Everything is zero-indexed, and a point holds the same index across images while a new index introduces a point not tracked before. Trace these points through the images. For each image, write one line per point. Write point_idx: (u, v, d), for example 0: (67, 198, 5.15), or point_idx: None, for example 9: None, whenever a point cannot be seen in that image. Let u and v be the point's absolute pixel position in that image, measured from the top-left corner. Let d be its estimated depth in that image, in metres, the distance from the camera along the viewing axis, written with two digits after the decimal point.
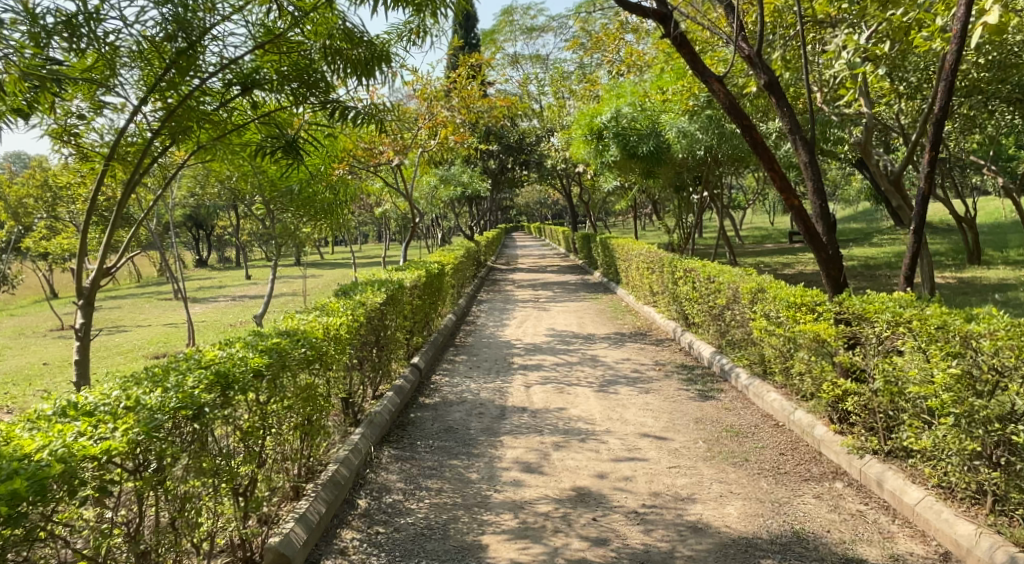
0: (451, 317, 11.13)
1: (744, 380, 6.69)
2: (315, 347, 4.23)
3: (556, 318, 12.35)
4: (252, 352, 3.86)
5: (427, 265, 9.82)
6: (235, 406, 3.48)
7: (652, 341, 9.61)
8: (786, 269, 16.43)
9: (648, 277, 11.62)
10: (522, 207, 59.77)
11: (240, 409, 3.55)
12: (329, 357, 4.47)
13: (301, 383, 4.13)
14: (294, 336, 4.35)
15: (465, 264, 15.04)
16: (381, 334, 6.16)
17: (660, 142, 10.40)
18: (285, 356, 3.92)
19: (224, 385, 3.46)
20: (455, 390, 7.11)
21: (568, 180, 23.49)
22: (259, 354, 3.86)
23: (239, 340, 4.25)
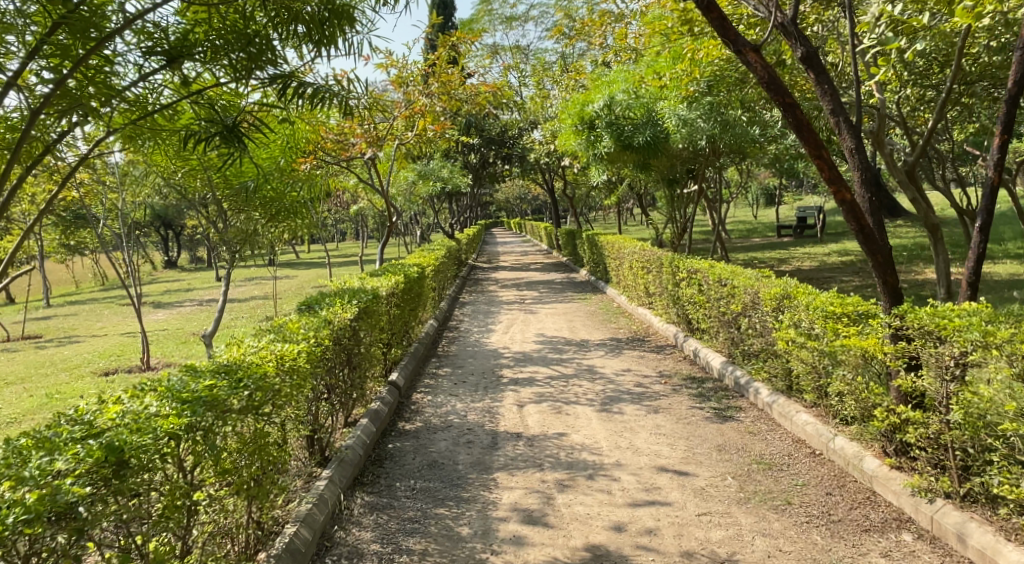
0: (432, 323, 10.31)
1: (767, 398, 5.94)
2: (264, 386, 3.51)
3: (545, 321, 11.54)
4: (168, 408, 3.17)
5: (406, 268, 8.97)
6: (132, 489, 2.83)
7: (652, 349, 8.84)
8: (782, 265, 15.76)
9: (644, 278, 10.87)
10: (502, 203, 58.83)
11: (151, 487, 2.93)
12: (285, 397, 3.70)
13: (246, 434, 3.43)
14: (235, 374, 3.60)
15: (446, 265, 14.21)
16: (354, 353, 5.32)
17: (658, 133, 9.60)
18: (217, 406, 3.23)
19: (116, 466, 2.79)
20: (439, 411, 6.27)
21: (552, 175, 22.65)
22: (179, 409, 3.15)
23: (163, 380, 3.53)
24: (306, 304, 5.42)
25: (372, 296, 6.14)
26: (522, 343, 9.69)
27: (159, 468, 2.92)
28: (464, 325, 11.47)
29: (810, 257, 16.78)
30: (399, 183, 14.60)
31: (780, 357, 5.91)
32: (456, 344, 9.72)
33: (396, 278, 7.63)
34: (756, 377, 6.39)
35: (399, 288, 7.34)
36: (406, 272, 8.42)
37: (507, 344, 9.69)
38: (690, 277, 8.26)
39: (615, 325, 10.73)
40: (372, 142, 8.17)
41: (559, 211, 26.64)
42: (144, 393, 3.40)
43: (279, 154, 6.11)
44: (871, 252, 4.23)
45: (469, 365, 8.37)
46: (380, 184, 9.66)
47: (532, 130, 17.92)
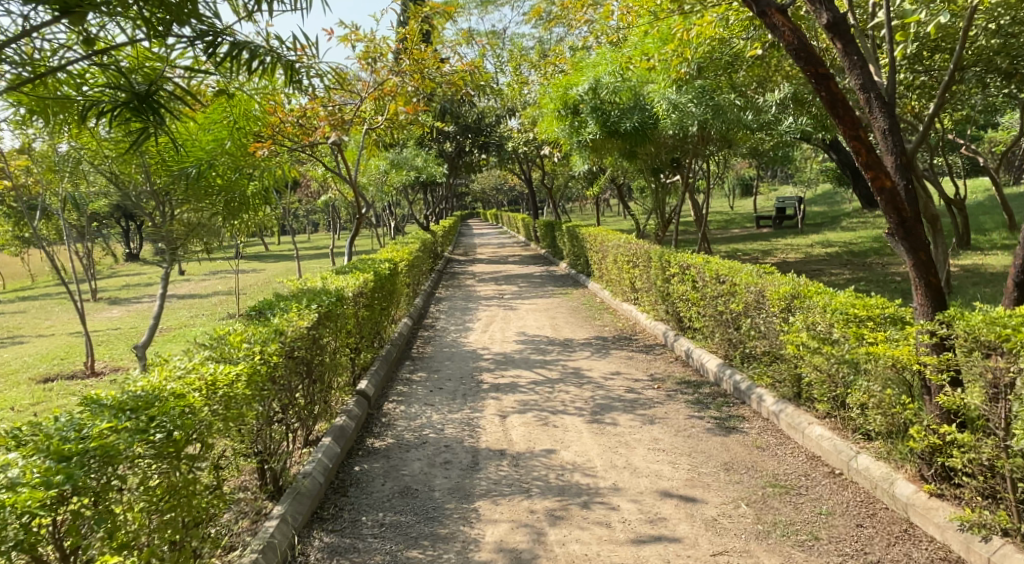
0: (406, 322, 9.71)
1: (773, 406, 5.40)
2: (186, 423, 3.06)
3: (526, 319, 10.96)
4: (44, 465, 2.66)
5: (376, 264, 8.32)
6: None
7: (640, 349, 8.30)
8: (766, 256, 15.32)
9: (630, 272, 10.33)
10: (478, 194, 58.06)
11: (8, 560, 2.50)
12: (212, 431, 3.20)
13: (155, 484, 2.95)
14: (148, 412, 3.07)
15: (421, 259, 13.55)
16: (312, 365, 4.67)
17: (646, 119, 9.03)
18: (111, 455, 2.76)
19: None
20: (412, 425, 5.65)
21: (529, 164, 22.03)
22: (55, 467, 2.65)
23: (57, 416, 3.01)
24: (256, 311, 4.77)
25: (338, 297, 5.50)
26: (503, 343, 9.09)
27: (4, 550, 2.48)
28: (440, 323, 10.86)
29: (795, 248, 16.36)
30: (370, 172, 13.90)
31: (789, 363, 5.37)
32: (431, 344, 9.13)
33: (366, 276, 7.00)
34: (759, 382, 5.85)
35: (367, 286, 6.70)
36: (377, 269, 7.79)
37: (486, 344, 9.08)
38: (682, 272, 7.73)
39: (599, 322, 10.18)
40: (336, 126, 7.45)
41: (536, 202, 26.04)
42: (15, 440, 2.85)
43: (227, 136, 5.41)
44: (912, 249, 3.75)
45: (445, 368, 7.77)
46: (349, 174, 9.00)
47: (510, 118, 17.27)
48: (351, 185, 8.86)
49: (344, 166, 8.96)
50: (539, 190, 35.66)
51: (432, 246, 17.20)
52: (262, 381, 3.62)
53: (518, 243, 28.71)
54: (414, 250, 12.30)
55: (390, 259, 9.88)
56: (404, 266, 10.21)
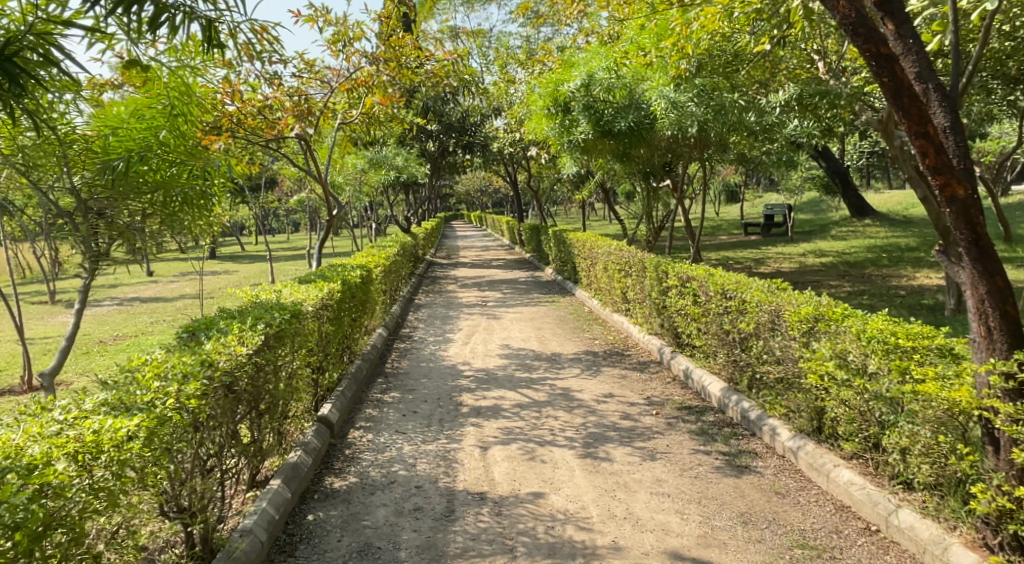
0: (379, 332, 9.08)
1: (789, 442, 4.77)
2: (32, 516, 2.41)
3: (510, 329, 10.31)
4: None
5: (348, 270, 7.66)
6: None
7: (633, 366, 7.66)
8: (759, 264, 14.77)
9: (621, 282, 9.72)
10: (461, 194, 57.32)
11: None
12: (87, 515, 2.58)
13: None
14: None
15: (399, 263, 12.85)
16: (256, 395, 3.96)
17: (642, 118, 8.35)
18: None
19: None
20: (380, 460, 4.96)
21: (514, 164, 21.36)
22: None
23: None
24: (189, 333, 4.02)
25: (296, 312, 4.77)
26: (484, 356, 8.43)
27: None
28: (418, 332, 10.21)
29: (787, 256, 15.84)
30: (347, 171, 13.18)
31: (809, 391, 4.73)
32: (406, 357, 8.49)
33: (337, 286, 6.27)
34: (773, 412, 5.21)
35: (334, 297, 5.96)
36: (349, 277, 7.09)
37: (467, 358, 8.41)
38: (680, 284, 7.09)
39: (589, 334, 9.54)
40: (301, 116, 6.67)
41: (521, 204, 25.35)
42: None
43: (163, 124, 4.68)
44: (986, 273, 3.22)
45: (421, 386, 7.08)
46: (319, 171, 8.23)
47: (495, 118, 16.59)
48: (323, 184, 8.13)
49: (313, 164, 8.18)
50: (524, 192, 35.00)
51: (412, 249, 16.51)
52: (162, 440, 2.93)
53: (502, 246, 28.05)
54: (392, 254, 11.62)
55: (364, 265, 9.17)
56: (380, 272, 9.52)
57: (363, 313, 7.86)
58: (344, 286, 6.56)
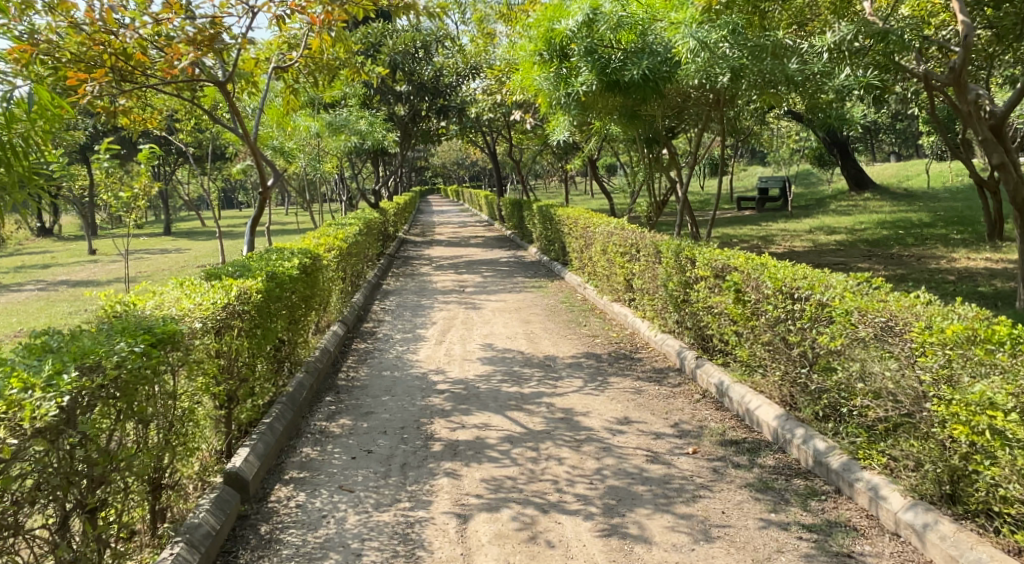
0: (334, 332, 7.48)
1: (905, 516, 3.31)
2: None
3: (494, 324, 8.74)
4: None
5: (289, 257, 6.01)
6: None
7: (649, 378, 6.11)
8: (768, 241, 13.29)
9: (625, 269, 8.16)
10: (438, 168, 55.45)
11: None
12: None
13: None
14: None
15: (363, 243, 11.19)
16: (74, 488, 2.61)
17: (659, 65, 6.66)
18: None
19: None
20: (316, 544, 3.41)
21: (493, 132, 19.64)
22: None
23: None
24: None
25: (170, 335, 3.14)
26: (462, 363, 6.84)
27: None
28: (383, 328, 8.61)
29: (794, 232, 14.35)
30: (298, 134, 11.49)
31: (944, 448, 3.26)
32: (365, 364, 6.90)
33: (260, 282, 4.61)
34: (868, 462, 3.72)
35: (253, 300, 4.31)
36: (288, 268, 5.42)
37: (441, 364, 6.81)
38: (712, 275, 5.55)
39: (587, 332, 7.98)
40: (201, 46, 4.81)
41: (500, 177, 23.59)
42: None
43: None
44: None
45: (381, 409, 5.50)
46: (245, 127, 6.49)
47: (473, 78, 14.89)
48: (252, 144, 6.37)
49: (239, 120, 6.41)
50: (503, 166, 33.25)
51: (380, 226, 14.82)
52: None
53: (480, 222, 26.34)
54: (353, 233, 9.98)
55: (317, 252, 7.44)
56: (334, 257, 7.87)
57: (307, 312, 6.24)
58: (273, 281, 4.92)
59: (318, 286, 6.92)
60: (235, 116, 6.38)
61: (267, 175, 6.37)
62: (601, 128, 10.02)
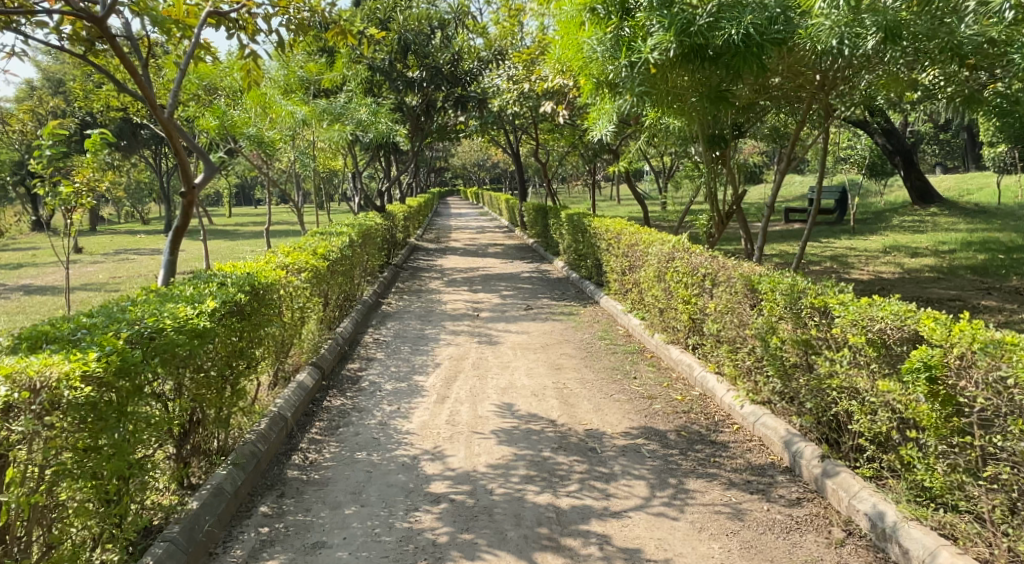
0: (298, 388, 5.54)
1: None
2: None
3: (515, 369, 6.75)
4: None
5: (214, 293, 4.08)
6: None
7: (747, 483, 4.09)
8: (842, 261, 11.11)
9: (693, 307, 6.12)
10: (457, 168, 53.63)
11: None
12: None
13: None
14: None
15: (357, 256, 9.27)
16: None
17: (767, 23, 4.67)
18: None
19: None
20: None
21: (518, 129, 17.65)
22: None
23: None
24: None
25: None
26: (470, 443, 4.83)
27: None
28: (370, 372, 6.69)
29: (868, 251, 12.17)
30: (282, 122, 9.67)
31: None
32: (334, 439, 4.96)
33: (109, 355, 2.99)
34: None
35: (70, 402, 2.76)
36: (190, 312, 3.59)
37: (440, 442, 4.84)
38: (869, 343, 3.52)
39: (642, 391, 5.92)
40: None
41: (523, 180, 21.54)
42: None
43: None
44: None
45: (339, 538, 3.60)
46: (157, 100, 4.54)
47: (496, 65, 12.96)
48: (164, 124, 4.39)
49: (146, 89, 4.51)
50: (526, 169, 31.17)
51: (384, 234, 12.88)
52: None
53: (500, 229, 24.33)
54: (341, 245, 8.02)
55: (271, 274, 5.45)
56: (296, 283, 5.86)
57: (244, 369, 4.38)
58: (151, 350, 3.22)
59: (270, 326, 4.96)
60: (138, 82, 4.43)
61: (190, 174, 4.45)
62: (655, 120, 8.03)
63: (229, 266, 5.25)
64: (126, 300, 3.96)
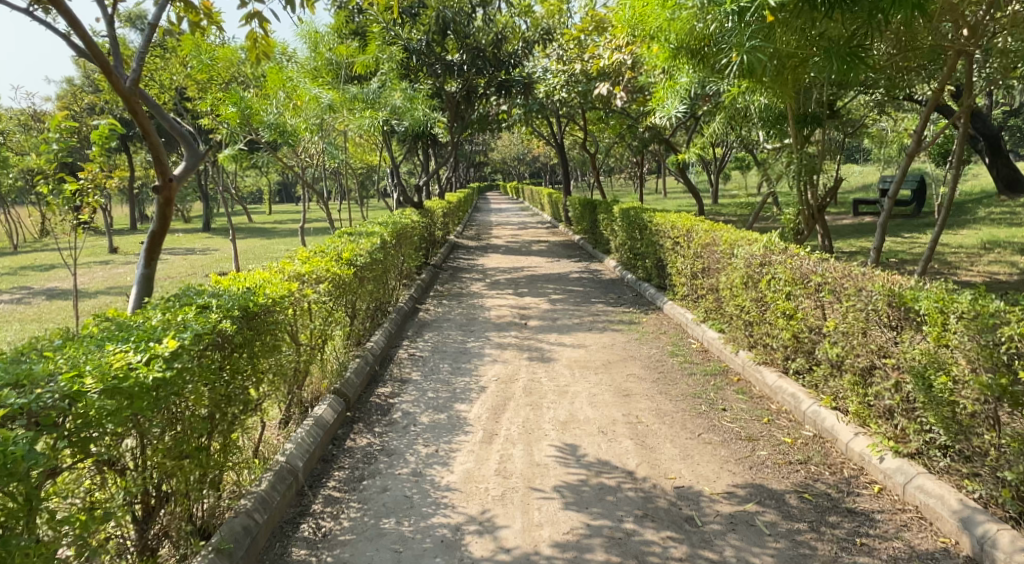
0: (315, 425, 4.52)
1: None
2: None
3: (575, 395, 5.66)
4: None
5: (186, 322, 3.06)
6: None
7: None
8: (941, 259, 9.74)
9: (801, 325, 4.99)
10: (498, 162, 52.64)
11: None
12: None
13: None
14: None
15: (391, 260, 8.26)
16: None
17: None
18: None
19: None
20: None
21: (564, 117, 16.52)
22: None
23: None
24: None
25: None
26: (528, 506, 3.77)
27: None
28: (403, 399, 5.64)
29: (967, 247, 10.75)
30: (308, 110, 8.62)
31: None
32: (356, 496, 3.96)
33: None
34: None
35: None
36: (138, 360, 2.68)
37: (491, 507, 3.79)
38: None
39: (737, 431, 4.79)
40: None
41: (568, 173, 20.39)
42: None
43: None
44: None
45: None
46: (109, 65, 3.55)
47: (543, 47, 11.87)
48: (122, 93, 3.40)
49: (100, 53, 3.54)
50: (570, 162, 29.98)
51: (422, 232, 11.87)
52: None
53: (544, 224, 23.21)
54: (371, 247, 7.00)
55: (280, 286, 4.41)
56: (311, 297, 4.83)
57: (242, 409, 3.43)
58: (56, 436, 2.40)
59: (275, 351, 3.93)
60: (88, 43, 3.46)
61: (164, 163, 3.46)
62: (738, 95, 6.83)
63: (228, 281, 4.23)
64: (72, 331, 3.07)
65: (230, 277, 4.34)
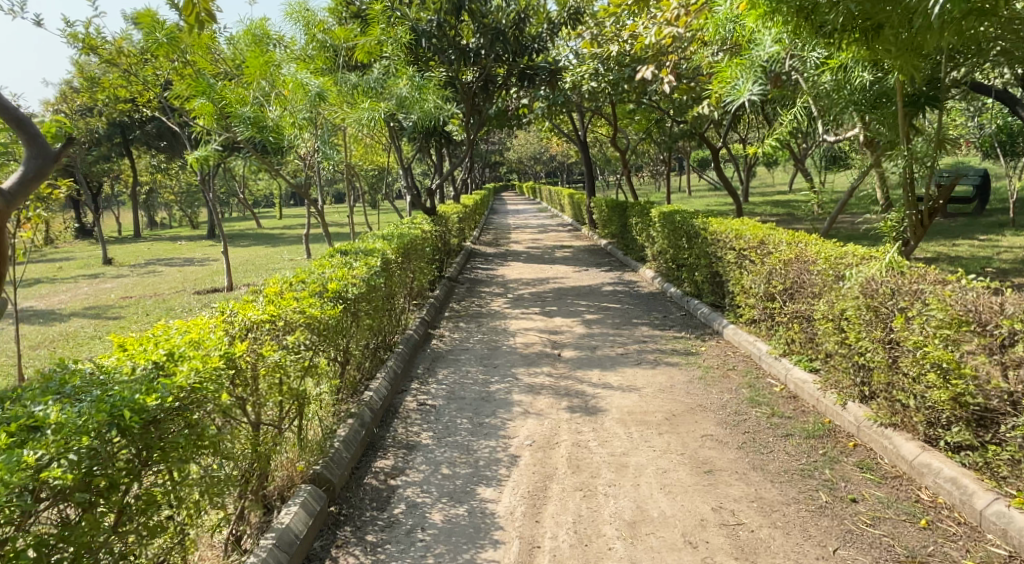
0: (276, 548, 3.16)
1: None
2: None
3: (638, 471, 4.20)
4: None
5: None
6: None
7: None
8: None
9: (974, 388, 3.61)
10: (512, 162, 51.27)
11: None
12: None
13: None
14: None
15: (398, 280, 6.84)
16: None
17: None
18: None
19: None
20: None
21: (589, 111, 15.09)
22: None
23: None
24: None
25: None
26: None
27: None
28: (408, 479, 4.19)
29: None
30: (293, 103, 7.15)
31: None
32: None
33: None
34: None
35: None
36: None
37: None
38: None
39: (890, 546, 3.40)
40: None
41: (592, 172, 18.95)
42: None
43: None
44: None
45: None
46: None
47: (569, 29, 10.43)
48: None
49: None
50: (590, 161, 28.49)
51: (435, 241, 10.46)
52: None
53: (565, 227, 21.77)
54: (373, 270, 5.56)
55: (215, 351, 3.08)
56: (279, 359, 3.43)
57: (136, 548, 2.57)
58: None
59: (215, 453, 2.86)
60: None
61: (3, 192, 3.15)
62: (845, 58, 5.40)
63: (137, 350, 3.03)
64: None
65: (141, 339, 3.13)
